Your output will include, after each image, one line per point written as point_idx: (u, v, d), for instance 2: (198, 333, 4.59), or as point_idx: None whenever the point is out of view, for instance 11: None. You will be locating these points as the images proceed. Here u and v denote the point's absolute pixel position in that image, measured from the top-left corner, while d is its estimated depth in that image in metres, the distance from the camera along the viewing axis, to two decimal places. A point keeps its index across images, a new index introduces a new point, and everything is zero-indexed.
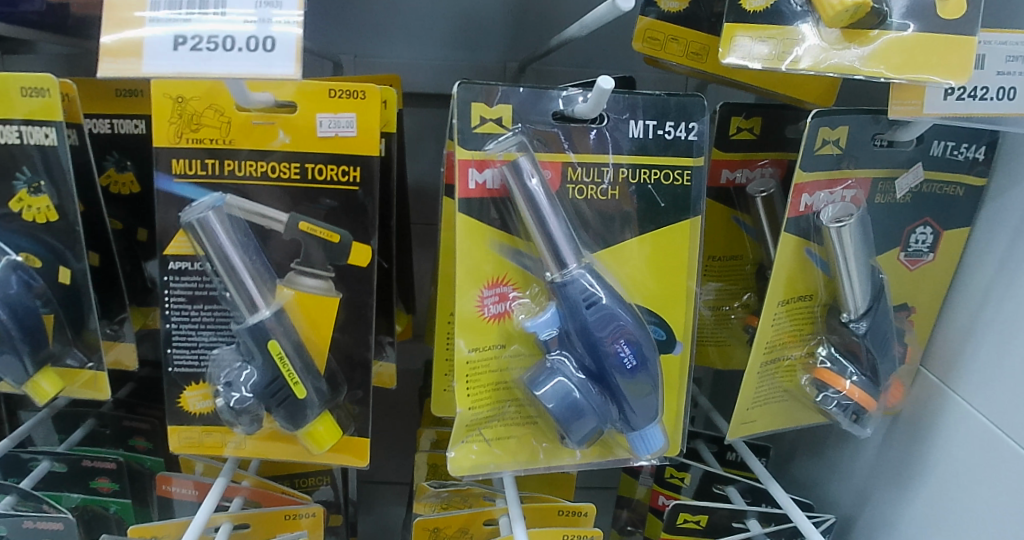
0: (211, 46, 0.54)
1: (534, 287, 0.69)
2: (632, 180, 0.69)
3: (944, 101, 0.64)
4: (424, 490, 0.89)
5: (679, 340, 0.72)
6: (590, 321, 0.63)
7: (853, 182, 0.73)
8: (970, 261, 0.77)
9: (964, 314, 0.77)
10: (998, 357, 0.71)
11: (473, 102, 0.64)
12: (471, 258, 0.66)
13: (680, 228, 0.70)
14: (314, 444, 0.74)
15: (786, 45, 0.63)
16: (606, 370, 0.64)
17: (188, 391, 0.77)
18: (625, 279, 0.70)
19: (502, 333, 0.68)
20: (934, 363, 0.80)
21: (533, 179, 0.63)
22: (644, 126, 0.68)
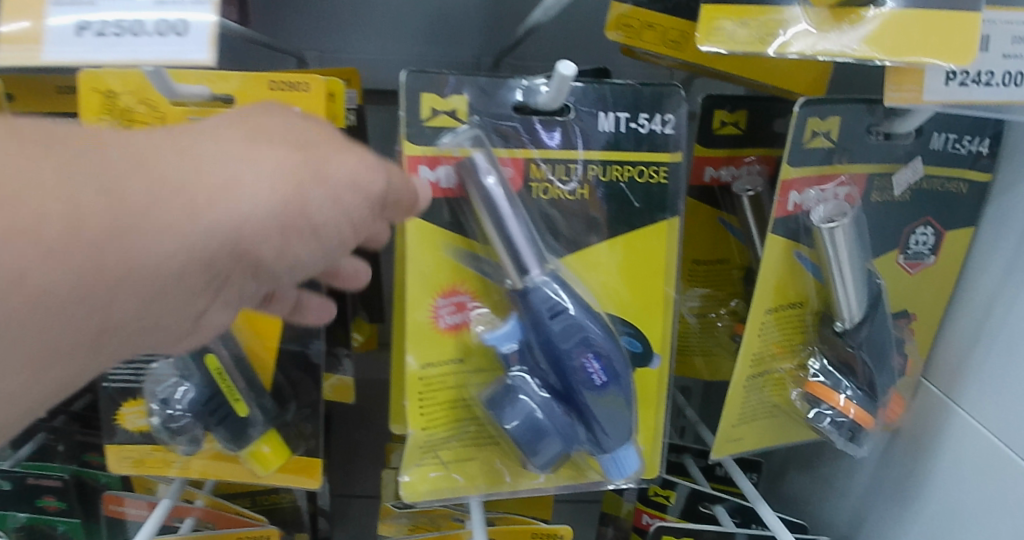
0: (117, 32, 0.46)
1: (495, 295, 0.63)
2: (603, 177, 0.63)
3: (946, 88, 0.58)
4: (389, 511, 0.83)
5: (657, 353, 0.66)
6: (553, 334, 0.57)
7: (847, 177, 0.67)
8: (974, 262, 0.70)
9: (968, 322, 0.70)
10: (1006, 370, 0.64)
11: (423, 92, 0.59)
12: (421, 265, 0.61)
13: (656, 228, 0.64)
14: (258, 467, 0.68)
15: (769, 29, 0.56)
16: (572, 387, 0.58)
17: (126, 407, 0.73)
18: (596, 287, 0.64)
19: (459, 346, 0.63)
20: (935, 375, 0.73)
21: (489, 177, 0.57)
22: (617, 118, 0.62)
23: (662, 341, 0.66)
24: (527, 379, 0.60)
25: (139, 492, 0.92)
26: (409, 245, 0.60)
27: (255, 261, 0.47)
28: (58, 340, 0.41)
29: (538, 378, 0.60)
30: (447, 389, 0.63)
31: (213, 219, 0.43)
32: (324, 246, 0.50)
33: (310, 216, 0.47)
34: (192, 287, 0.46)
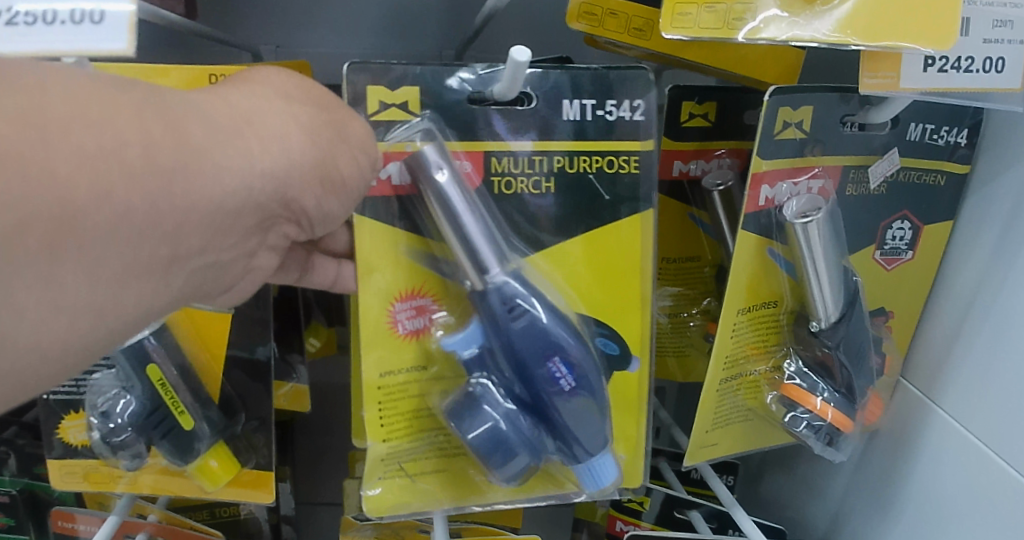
0: (28, 20, 0.44)
1: (454, 295, 0.59)
2: (569, 169, 0.59)
3: (925, 75, 0.54)
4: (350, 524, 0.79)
5: (636, 356, 0.63)
6: (515, 335, 0.53)
7: (818, 170, 0.64)
8: (953, 257, 0.68)
9: (947, 319, 0.68)
10: (986, 369, 0.62)
11: (368, 85, 0.56)
12: (376, 267, 0.57)
13: (630, 222, 0.60)
14: (207, 481, 0.65)
15: (736, 12, 0.52)
16: (536, 392, 0.55)
17: (68, 421, 0.68)
18: (568, 288, 0.60)
19: (419, 352, 0.60)
20: (913, 374, 0.71)
21: (440, 171, 0.53)
22: (582, 106, 0.58)
23: (639, 343, 0.62)
24: (491, 387, 0.56)
25: (92, 507, 0.88)
26: (361, 246, 0.57)
27: (299, 210, 0.45)
28: (135, 261, 0.36)
29: (502, 385, 0.56)
30: (411, 399, 0.60)
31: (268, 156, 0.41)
32: (351, 198, 0.49)
33: (341, 173, 0.47)
34: (243, 230, 0.42)
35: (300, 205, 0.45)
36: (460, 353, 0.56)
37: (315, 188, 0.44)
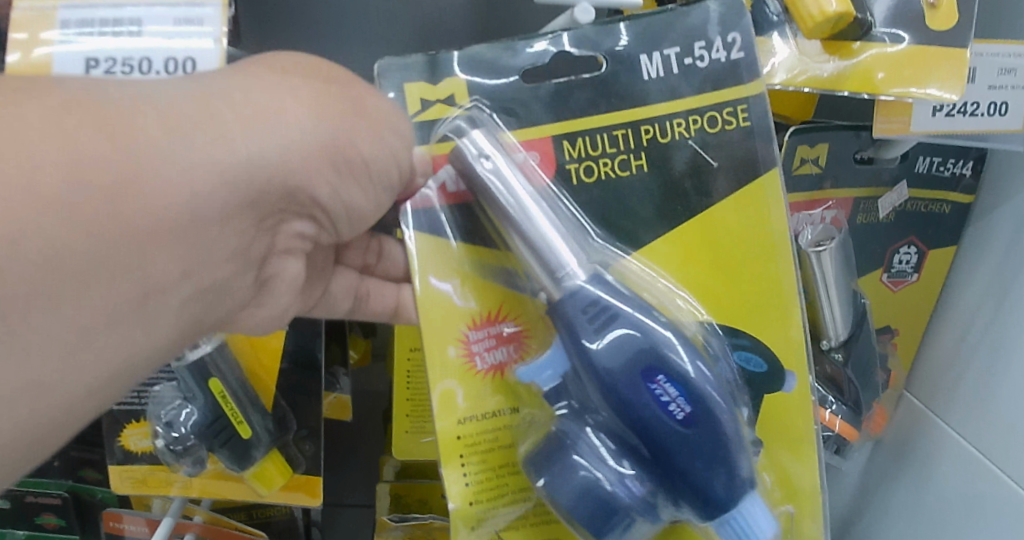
0: (125, 67, 0.48)
1: (536, 313, 0.51)
2: (662, 138, 0.50)
3: (932, 119, 0.58)
4: (385, 525, 0.84)
5: (791, 371, 0.51)
6: (601, 358, 0.44)
7: (833, 202, 0.69)
8: (957, 280, 0.72)
9: (949, 337, 0.72)
10: (985, 385, 0.66)
11: (408, 85, 0.50)
12: (438, 293, 0.51)
13: (749, 193, 0.50)
14: (261, 485, 0.70)
15: (762, 56, 0.55)
16: (642, 432, 0.44)
17: (129, 429, 0.73)
18: (691, 291, 0.50)
19: (500, 391, 0.51)
20: (916, 387, 0.75)
21: (485, 160, 0.47)
22: (662, 58, 0.50)
23: (788, 349, 0.50)
24: (585, 428, 0.47)
25: (136, 508, 0.93)
26: (416, 272, 0.51)
27: (310, 202, 0.43)
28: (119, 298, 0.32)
29: (601, 428, 0.47)
30: (496, 447, 0.51)
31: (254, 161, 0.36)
32: (375, 186, 0.46)
33: (358, 152, 0.42)
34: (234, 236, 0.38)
35: (311, 194, 0.42)
36: (540, 385, 0.48)
37: (323, 174, 0.41)
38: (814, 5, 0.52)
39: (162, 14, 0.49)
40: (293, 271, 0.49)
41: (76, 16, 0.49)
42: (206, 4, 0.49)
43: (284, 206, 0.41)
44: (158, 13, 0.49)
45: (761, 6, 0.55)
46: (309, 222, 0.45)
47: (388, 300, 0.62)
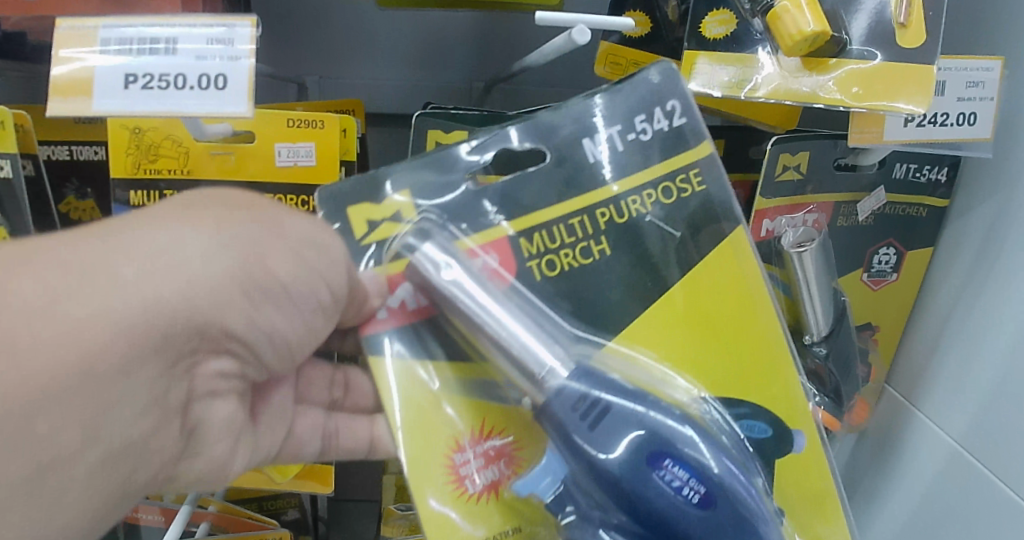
0: (162, 84, 0.49)
1: (523, 420, 0.45)
2: (620, 218, 0.46)
3: (903, 130, 0.59)
4: (392, 511, 0.81)
5: (797, 428, 0.47)
6: (599, 450, 0.39)
7: (813, 207, 0.69)
8: (932, 277, 0.72)
9: (926, 331, 0.72)
10: (960, 375, 0.67)
11: (349, 207, 0.45)
12: (424, 417, 0.44)
13: (721, 253, 0.47)
14: (277, 473, 0.74)
15: (744, 73, 0.57)
16: (655, 526, 0.39)
17: None
18: (687, 367, 0.46)
19: (505, 511, 0.44)
20: (896, 377, 0.76)
21: (448, 269, 0.42)
22: (608, 141, 0.46)
23: (789, 409, 0.47)
24: (599, 531, 0.40)
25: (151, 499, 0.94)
26: (388, 401, 0.44)
27: (224, 334, 0.41)
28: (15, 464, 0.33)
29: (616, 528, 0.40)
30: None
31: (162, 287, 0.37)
32: (299, 306, 0.44)
33: (273, 276, 0.42)
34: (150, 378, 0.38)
35: (223, 324, 0.41)
36: (540, 498, 0.41)
37: (237, 305, 0.41)
38: (792, 23, 0.54)
39: (195, 33, 0.49)
40: (225, 415, 0.46)
41: (117, 35, 0.49)
42: (237, 24, 0.49)
43: (196, 344, 0.40)
44: (192, 33, 0.49)
45: (744, 26, 0.58)
46: (230, 359, 0.44)
47: (361, 436, 0.55)
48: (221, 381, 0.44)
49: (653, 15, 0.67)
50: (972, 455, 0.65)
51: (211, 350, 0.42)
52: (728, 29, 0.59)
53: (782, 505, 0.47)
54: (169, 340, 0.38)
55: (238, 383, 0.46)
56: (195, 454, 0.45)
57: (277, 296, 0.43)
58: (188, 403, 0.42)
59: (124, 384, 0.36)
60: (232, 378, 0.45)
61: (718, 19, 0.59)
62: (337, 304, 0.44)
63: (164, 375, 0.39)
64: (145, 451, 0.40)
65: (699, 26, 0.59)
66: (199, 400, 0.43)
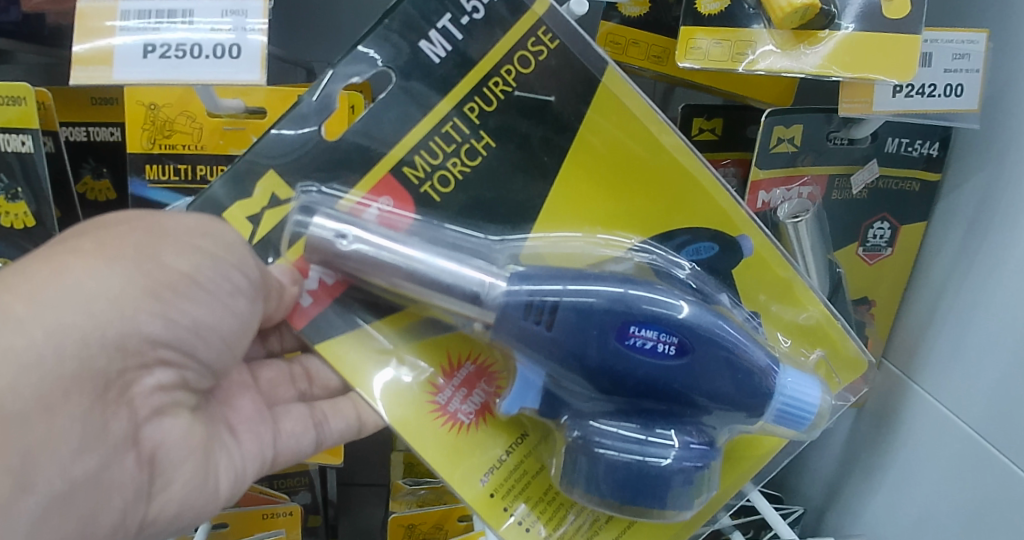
0: (179, 54, 0.39)
1: (481, 342, 0.42)
2: (488, 107, 0.41)
3: (895, 99, 0.49)
4: (398, 486, 0.66)
5: (741, 234, 0.43)
6: (565, 344, 0.38)
7: (807, 178, 0.55)
8: (930, 246, 0.56)
9: (924, 309, 0.56)
10: (960, 349, 0.52)
11: (225, 212, 0.40)
12: (366, 377, 0.41)
13: (607, 105, 0.41)
14: None
15: (740, 47, 0.47)
16: (646, 389, 0.39)
17: None
18: (610, 226, 0.42)
19: (501, 428, 0.42)
20: (896, 352, 0.58)
21: (345, 238, 0.38)
22: (443, 34, 0.40)
23: (727, 219, 0.42)
24: (593, 422, 0.40)
25: None
26: (360, 379, 0.41)
27: (154, 342, 0.35)
28: None
29: (605, 414, 0.40)
30: (528, 477, 0.43)
31: (67, 306, 0.32)
32: (227, 304, 0.38)
33: (172, 270, 0.36)
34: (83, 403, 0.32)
35: (141, 332, 0.35)
36: (532, 408, 0.41)
37: (146, 309, 0.35)
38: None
39: (211, 2, 0.39)
40: (181, 433, 0.38)
41: (138, 6, 0.39)
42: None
43: (121, 362, 0.34)
44: (209, 2, 0.39)
45: (737, 1, 0.47)
46: (167, 369, 0.37)
47: (347, 415, 0.46)
48: (164, 395, 0.37)
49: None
50: (994, 445, 0.50)
51: (140, 366, 0.35)
52: (723, 4, 0.48)
53: (754, 311, 0.44)
54: (86, 365, 0.32)
55: (185, 394, 0.39)
56: (166, 483, 0.38)
57: (187, 289, 0.36)
58: (135, 430, 0.35)
59: (48, 422, 0.31)
60: (175, 390, 0.38)
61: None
62: (256, 291, 0.38)
63: (95, 405, 0.33)
64: (100, 491, 0.34)
65: (693, 2, 0.48)
66: (146, 422, 0.36)
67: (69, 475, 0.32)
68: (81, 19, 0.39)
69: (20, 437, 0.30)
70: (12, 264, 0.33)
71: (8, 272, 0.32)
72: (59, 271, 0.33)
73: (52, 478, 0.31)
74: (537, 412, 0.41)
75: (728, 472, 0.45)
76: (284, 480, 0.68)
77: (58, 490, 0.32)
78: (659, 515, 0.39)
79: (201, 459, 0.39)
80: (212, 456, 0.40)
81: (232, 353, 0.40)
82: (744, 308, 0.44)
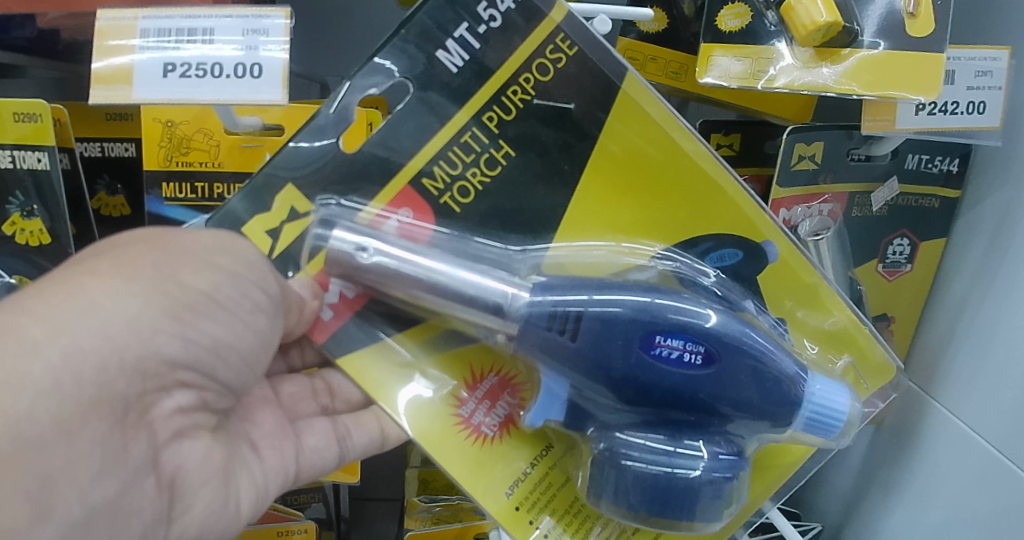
0: (201, 73, 0.39)
1: (505, 354, 0.41)
2: (507, 116, 0.40)
3: (918, 117, 0.48)
4: (414, 505, 0.64)
5: (766, 239, 0.42)
6: (590, 355, 0.37)
7: (828, 196, 0.54)
8: (950, 263, 0.55)
9: (946, 321, 0.55)
10: (982, 362, 0.51)
11: (243, 226, 0.40)
12: (388, 390, 0.41)
13: (627, 113, 0.41)
14: None
15: (761, 64, 0.46)
16: (674, 401, 0.38)
17: None
18: (633, 233, 0.42)
19: (525, 440, 0.42)
20: (916, 368, 0.57)
21: (366, 251, 0.38)
22: (460, 44, 0.40)
23: (750, 225, 0.42)
24: (619, 434, 0.39)
25: None
26: (383, 393, 0.41)
27: (173, 364, 0.35)
28: None
29: (633, 425, 0.39)
30: (554, 489, 0.42)
31: (86, 329, 0.32)
32: (246, 322, 0.37)
33: (191, 289, 0.36)
34: (104, 427, 0.32)
35: (159, 354, 0.34)
36: (557, 420, 0.40)
37: (165, 329, 0.34)
38: (804, 13, 0.44)
39: (232, 21, 0.39)
40: (201, 455, 0.38)
41: (157, 25, 0.39)
42: (269, 14, 0.39)
43: (141, 385, 0.34)
44: (230, 21, 0.39)
45: (758, 18, 0.47)
46: (187, 391, 0.36)
47: (370, 429, 0.45)
48: (183, 418, 0.37)
49: (671, 10, 0.57)
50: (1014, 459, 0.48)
51: (159, 388, 0.35)
52: (744, 22, 0.47)
53: (780, 317, 0.43)
54: (106, 388, 0.32)
55: (205, 416, 0.38)
56: (186, 507, 0.37)
57: (206, 308, 0.36)
58: (155, 454, 0.35)
59: (68, 446, 0.30)
60: (194, 412, 0.37)
61: (734, 10, 0.47)
62: (275, 307, 0.38)
63: (116, 429, 0.33)
64: (120, 519, 0.33)
65: (713, 18, 0.48)
66: (165, 446, 0.36)
67: (89, 501, 0.32)
68: (98, 37, 0.39)
69: (41, 465, 0.30)
70: (29, 286, 0.33)
71: (25, 295, 0.32)
72: (79, 293, 0.33)
73: (71, 504, 0.31)
74: (562, 424, 0.40)
75: (756, 481, 0.44)
76: (296, 496, 0.68)
77: (78, 517, 0.31)
78: (687, 527, 0.38)
79: (221, 480, 0.39)
80: (233, 477, 0.40)
81: (252, 371, 0.40)
82: (770, 314, 0.43)
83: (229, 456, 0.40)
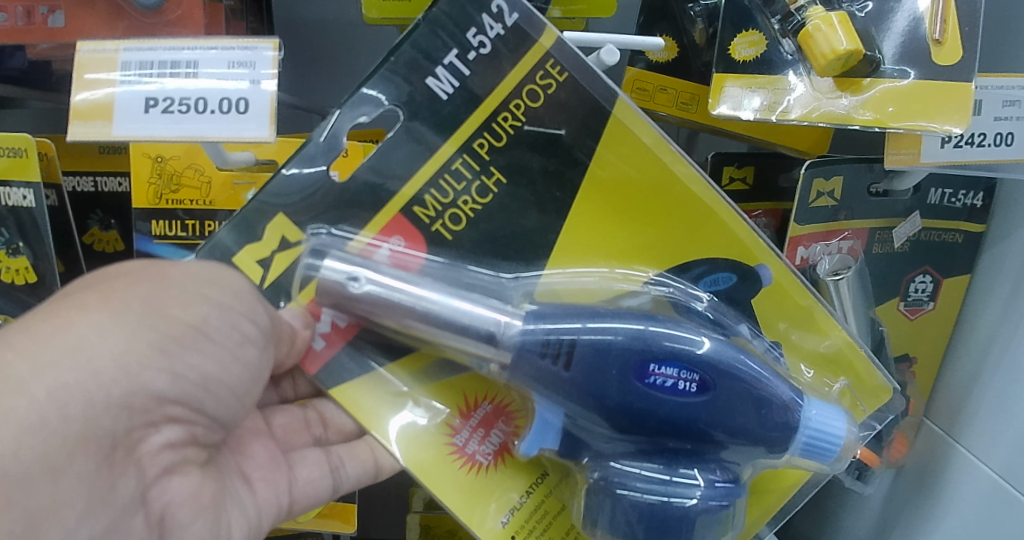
0: (183, 109, 0.39)
1: (498, 382, 0.41)
2: (497, 142, 0.41)
3: (945, 150, 0.48)
4: None
5: (758, 263, 0.42)
6: (585, 384, 0.37)
7: (848, 232, 0.54)
8: (975, 298, 0.55)
9: (972, 348, 0.55)
10: (1009, 404, 0.50)
11: (235, 254, 0.40)
12: (379, 420, 0.40)
13: (618, 138, 0.41)
14: None
15: (777, 94, 0.47)
16: (670, 428, 0.38)
17: None
18: (625, 257, 0.42)
19: (519, 465, 0.41)
20: (939, 408, 0.57)
21: (357, 281, 0.38)
22: (450, 70, 0.40)
23: (743, 247, 0.42)
24: (614, 463, 0.39)
25: None
26: (376, 423, 0.40)
27: (162, 399, 0.35)
28: None
29: (628, 454, 0.39)
30: (549, 517, 0.42)
31: (74, 365, 0.32)
32: (236, 356, 0.37)
33: (180, 324, 0.35)
34: (90, 466, 0.32)
35: (148, 390, 0.34)
36: (552, 448, 0.40)
37: (153, 365, 0.34)
38: (823, 41, 0.44)
39: (217, 54, 0.39)
40: (189, 490, 0.37)
41: (138, 58, 0.39)
42: (259, 45, 0.39)
43: (131, 420, 0.33)
44: (215, 54, 0.39)
45: (774, 46, 0.48)
46: (175, 426, 0.36)
47: (365, 459, 0.46)
48: (173, 453, 0.36)
49: (682, 38, 0.58)
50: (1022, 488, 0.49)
51: (148, 424, 0.34)
52: (758, 50, 0.48)
53: (773, 340, 0.43)
54: (93, 424, 0.32)
55: (194, 450, 0.38)
56: None
57: (194, 342, 0.36)
58: (143, 491, 0.35)
59: (53, 485, 0.30)
60: (184, 447, 0.37)
61: (748, 39, 0.49)
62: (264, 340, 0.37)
63: (103, 466, 0.32)
64: None
65: (727, 47, 0.49)
66: (154, 482, 0.35)
67: None
68: (79, 71, 0.39)
69: (25, 505, 0.29)
70: (15, 321, 0.33)
71: (13, 331, 0.32)
72: (66, 329, 0.32)
73: None
74: (556, 453, 0.40)
75: (754, 504, 0.44)
76: None
77: None
78: None
79: (212, 516, 0.38)
80: (224, 512, 0.39)
81: (241, 406, 0.39)
82: (763, 338, 0.43)
83: (220, 490, 0.39)
